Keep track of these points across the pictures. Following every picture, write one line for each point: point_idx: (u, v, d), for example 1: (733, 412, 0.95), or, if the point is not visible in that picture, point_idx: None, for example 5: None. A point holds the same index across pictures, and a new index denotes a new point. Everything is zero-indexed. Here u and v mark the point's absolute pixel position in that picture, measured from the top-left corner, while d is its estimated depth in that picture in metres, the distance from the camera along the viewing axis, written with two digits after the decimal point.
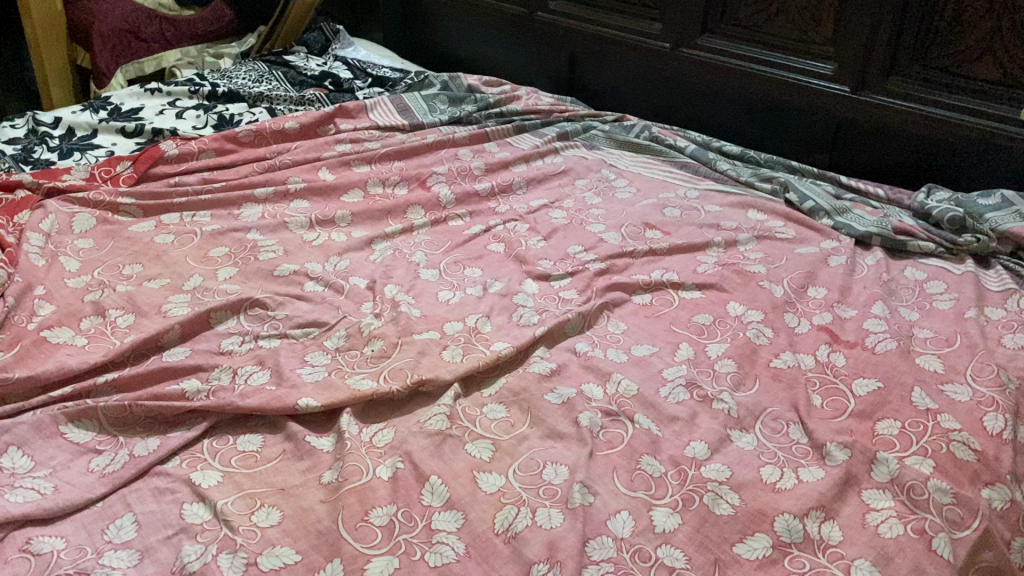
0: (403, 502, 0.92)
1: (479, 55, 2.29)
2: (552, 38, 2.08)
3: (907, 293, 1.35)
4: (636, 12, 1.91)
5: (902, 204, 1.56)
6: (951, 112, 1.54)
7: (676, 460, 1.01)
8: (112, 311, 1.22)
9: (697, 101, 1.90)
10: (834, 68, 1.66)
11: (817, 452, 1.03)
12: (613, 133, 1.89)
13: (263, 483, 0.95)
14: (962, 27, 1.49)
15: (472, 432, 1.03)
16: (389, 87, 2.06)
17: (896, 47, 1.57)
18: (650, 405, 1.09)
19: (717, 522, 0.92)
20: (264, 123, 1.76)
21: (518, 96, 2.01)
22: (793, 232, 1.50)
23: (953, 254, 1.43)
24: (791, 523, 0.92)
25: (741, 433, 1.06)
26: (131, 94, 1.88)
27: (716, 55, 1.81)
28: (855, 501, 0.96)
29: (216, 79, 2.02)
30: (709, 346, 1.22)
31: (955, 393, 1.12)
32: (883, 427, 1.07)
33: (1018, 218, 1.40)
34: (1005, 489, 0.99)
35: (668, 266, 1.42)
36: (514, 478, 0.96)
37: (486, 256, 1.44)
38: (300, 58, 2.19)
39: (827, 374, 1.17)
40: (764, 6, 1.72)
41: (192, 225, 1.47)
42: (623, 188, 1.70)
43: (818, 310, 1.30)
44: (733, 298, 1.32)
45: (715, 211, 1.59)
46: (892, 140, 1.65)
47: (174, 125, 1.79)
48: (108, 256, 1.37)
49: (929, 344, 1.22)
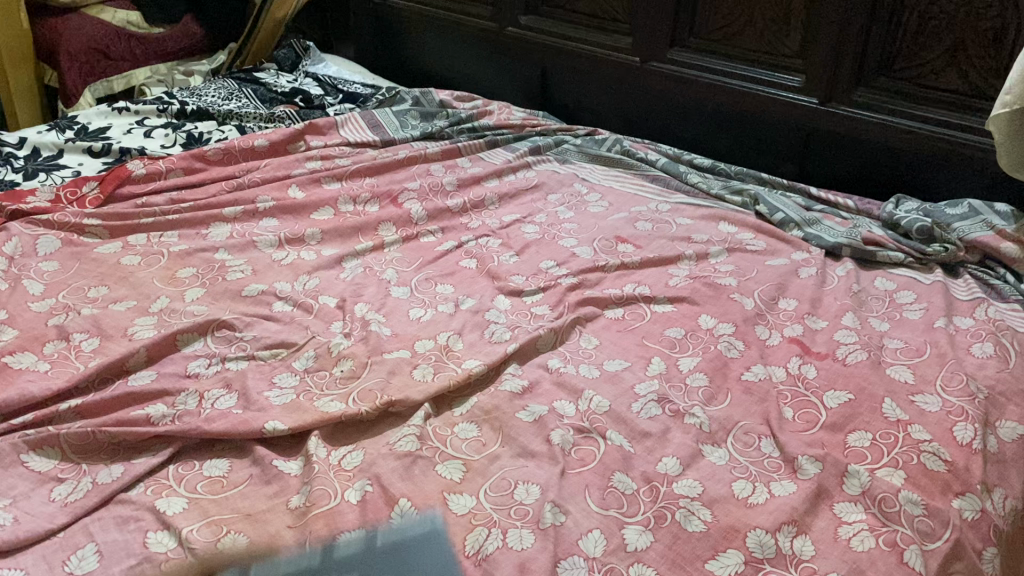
0: (371, 527, 0.91)
1: (451, 69, 2.28)
2: (523, 53, 2.08)
3: (877, 303, 1.35)
4: (606, 26, 1.92)
5: (871, 214, 1.57)
6: (917, 122, 1.55)
7: (649, 477, 1.00)
8: (76, 335, 1.20)
9: (668, 114, 1.90)
10: (802, 80, 1.67)
11: (789, 466, 1.02)
12: (585, 147, 1.89)
13: (230, 509, 0.93)
14: (925, 39, 1.50)
15: (443, 453, 1.02)
16: (360, 103, 2.06)
17: (862, 60, 1.59)
18: (622, 421, 1.09)
19: (689, 539, 0.92)
20: (232, 141, 1.74)
21: (490, 111, 2.01)
22: (764, 244, 1.51)
23: (922, 264, 1.44)
24: (763, 538, 0.92)
25: (713, 447, 1.05)
26: (98, 113, 1.86)
27: (685, 68, 1.82)
28: (827, 515, 0.96)
29: (185, 97, 2.00)
30: (681, 359, 1.22)
31: (926, 404, 1.12)
32: (855, 439, 1.07)
33: (985, 227, 1.41)
34: (975, 499, 1.00)
35: (640, 280, 1.42)
36: (485, 499, 0.95)
37: (458, 272, 1.43)
38: (271, 75, 2.17)
39: (798, 386, 1.17)
40: (732, 20, 1.74)
41: (159, 245, 1.45)
42: (596, 202, 1.70)
43: (788, 322, 1.31)
44: (704, 311, 1.32)
45: (686, 224, 1.59)
46: (859, 151, 1.66)
47: (142, 144, 1.77)
48: (74, 278, 1.35)
49: (899, 354, 1.22)
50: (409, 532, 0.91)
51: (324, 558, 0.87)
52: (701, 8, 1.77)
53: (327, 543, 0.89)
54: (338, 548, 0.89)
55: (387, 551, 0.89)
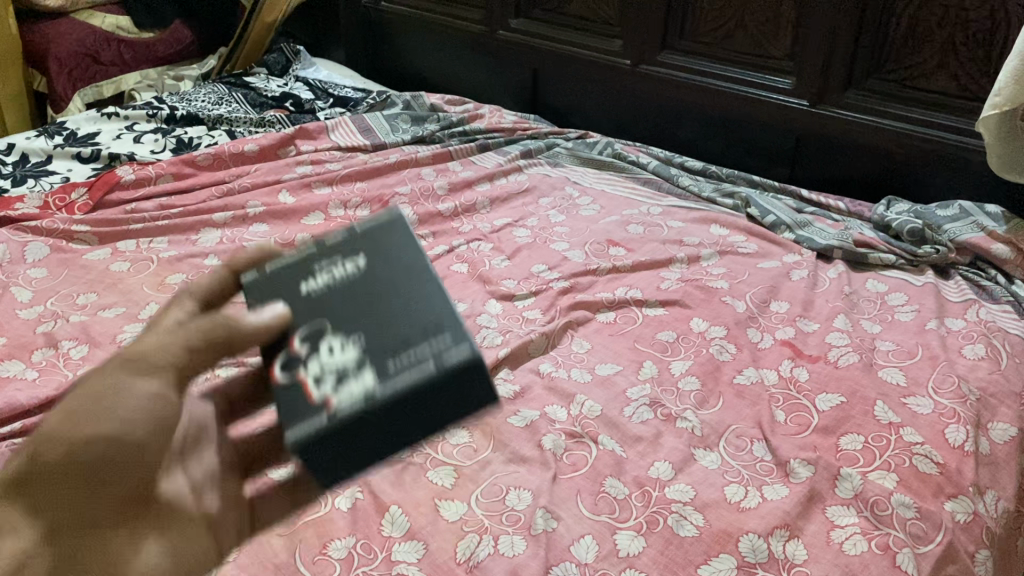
0: (362, 534, 0.91)
1: (442, 73, 2.28)
2: (514, 56, 2.08)
3: (868, 305, 1.35)
4: (596, 29, 1.92)
5: (862, 216, 1.57)
6: (908, 124, 1.55)
7: (641, 481, 1.00)
8: (65, 342, 1.19)
9: (659, 117, 1.90)
10: (793, 83, 1.67)
11: (781, 470, 1.02)
12: (577, 150, 1.88)
13: None
14: (915, 41, 1.50)
15: (435, 459, 1.01)
16: (350, 108, 2.05)
17: (853, 62, 1.59)
18: (614, 425, 1.08)
19: (681, 544, 0.91)
20: (222, 146, 1.74)
21: (481, 115, 2.01)
22: (756, 247, 1.51)
23: (913, 265, 1.44)
24: (756, 543, 0.91)
25: (705, 451, 1.05)
26: (87, 118, 1.85)
27: (676, 70, 1.82)
28: (820, 519, 0.96)
29: (175, 102, 1.99)
30: (672, 363, 1.21)
31: (918, 406, 1.12)
32: (847, 442, 1.07)
33: (976, 228, 1.41)
34: (967, 501, 1.00)
35: (632, 283, 1.42)
36: (477, 505, 0.95)
37: (449, 277, 1.43)
38: (261, 79, 2.17)
39: (790, 390, 1.16)
40: (723, 22, 1.73)
41: (148, 251, 1.44)
42: (587, 206, 1.70)
43: (780, 324, 1.30)
44: (696, 314, 1.32)
45: (678, 227, 1.59)
46: (849, 153, 1.66)
47: (131, 150, 1.76)
48: (62, 285, 1.34)
49: (891, 357, 1.22)
50: (388, 222, 0.81)
51: (314, 245, 0.78)
52: (691, 10, 1.77)
53: (316, 237, 0.79)
54: (328, 238, 0.79)
55: (370, 235, 0.79)
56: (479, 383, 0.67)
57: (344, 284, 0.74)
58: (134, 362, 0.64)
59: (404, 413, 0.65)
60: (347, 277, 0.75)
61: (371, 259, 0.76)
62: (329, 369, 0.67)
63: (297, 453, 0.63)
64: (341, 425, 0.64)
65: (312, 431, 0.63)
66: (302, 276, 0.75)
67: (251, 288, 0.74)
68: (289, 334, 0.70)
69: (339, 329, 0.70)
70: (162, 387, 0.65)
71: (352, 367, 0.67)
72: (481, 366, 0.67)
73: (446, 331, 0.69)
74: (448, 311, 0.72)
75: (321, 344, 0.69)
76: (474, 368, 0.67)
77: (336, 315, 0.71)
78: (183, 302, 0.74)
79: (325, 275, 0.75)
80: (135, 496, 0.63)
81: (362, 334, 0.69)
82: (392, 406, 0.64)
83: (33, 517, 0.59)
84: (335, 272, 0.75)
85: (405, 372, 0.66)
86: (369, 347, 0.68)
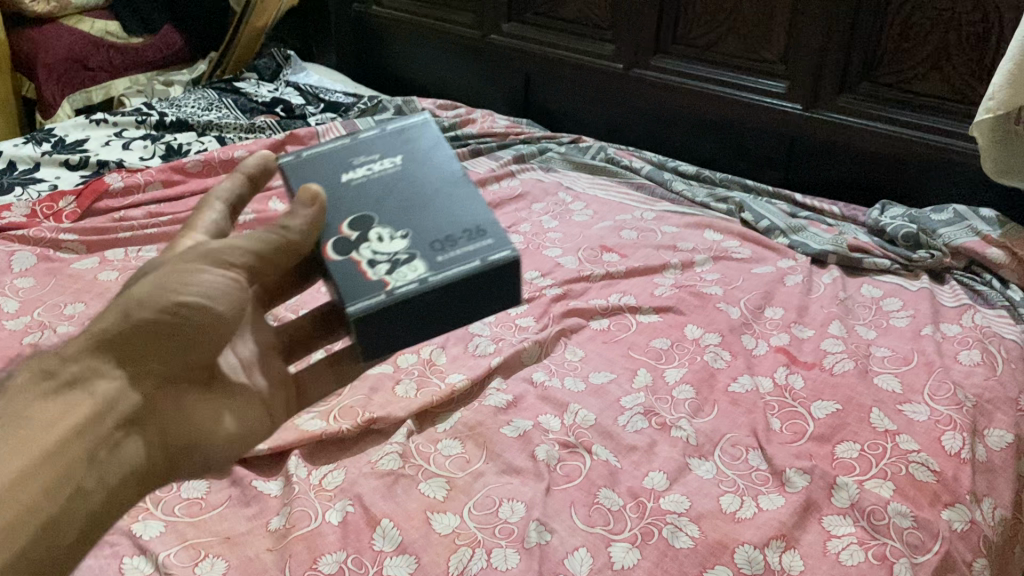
0: (353, 549, 0.89)
1: (434, 77, 2.26)
2: (506, 60, 2.07)
3: (863, 311, 1.35)
4: (589, 33, 1.91)
5: (856, 221, 1.56)
6: (903, 127, 1.55)
7: (635, 492, 0.99)
8: (52, 353, 1.17)
9: (652, 121, 1.89)
10: (786, 86, 1.67)
11: (777, 479, 1.01)
12: (569, 155, 1.87)
13: (207, 532, 0.91)
14: (909, 45, 1.50)
15: (427, 470, 1.00)
16: (341, 112, 2.04)
17: (846, 65, 1.58)
18: (608, 435, 1.07)
19: (676, 556, 0.90)
20: (212, 152, 1.72)
21: (473, 119, 1.99)
22: (750, 252, 1.50)
23: (908, 270, 1.43)
24: (752, 554, 0.90)
25: (700, 461, 1.04)
26: (75, 125, 1.83)
27: (669, 74, 1.81)
28: (816, 529, 0.95)
29: (164, 107, 1.97)
30: (667, 371, 1.20)
31: (914, 413, 1.11)
32: (843, 450, 1.06)
33: (971, 233, 1.41)
34: (964, 510, 0.99)
35: (625, 290, 1.41)
36: (469, 517, 0.93)
37: None
38: (252, 85, 2.15)
39: (786, 397, 1.15)
40: (715, 26, 1.73)
41: (137, 260, 1.42)
42: (580, 211, 1.69)
43: (775, 331, 1.29)
44: (690, 321, 1.31)
45: (672, 232, 1.58)
46: (843, 157, 1.65)
47: (120, 157, 1.75)
48: (49, 294, 1.32)
49: (886, 363, 1.21)
50: (414, 126, 0.87)
51: (352, 141, 0.85)
52: (684, 14, 1.76)
53: (354, 133, 0.86)
54: (363, 135, 0.86)
55: (399, 135, 0.86)
56: (509, 275, 0.79)
57: (384, 179, 0.81)
58: (210, 255, 0.68)
59: (446, 295, 0.76)
60: (388, 171, 0.82)
61: (405, 157, 0.84)
62: (382, 255, 0.77)
63: (357, 323, 0.73)
64: (396, 303, 0.74)
65: (371, 306, 0.73)
66: (345, 171, 0.82)
67: (297, 176, 0.82)
68: (339, 224, 0.78)
69: (387, 220, 0.79)
70: (213, 279, 0.68)
71: (403, 255, 0.77)
72: (518, 263, 0.78)
73: (482, 231, 0.79)
74: (482, 209, 0.81)
75: (371, 232, 0.78)
76: (510, 264, 0.78)
77: (383, 207, 0.79)
78: (210, 204, 0.77)
79: (366, 171, 0.82)
80: (203, 365, 0.72)
81: (406, 223, 0.78)
82: (440, 291, 0.75)
83: (118, 367, 0.67)
84: (375, 167, 0.83)
85: (449, 260, 0.76)
86: (416, 239, 0.78)
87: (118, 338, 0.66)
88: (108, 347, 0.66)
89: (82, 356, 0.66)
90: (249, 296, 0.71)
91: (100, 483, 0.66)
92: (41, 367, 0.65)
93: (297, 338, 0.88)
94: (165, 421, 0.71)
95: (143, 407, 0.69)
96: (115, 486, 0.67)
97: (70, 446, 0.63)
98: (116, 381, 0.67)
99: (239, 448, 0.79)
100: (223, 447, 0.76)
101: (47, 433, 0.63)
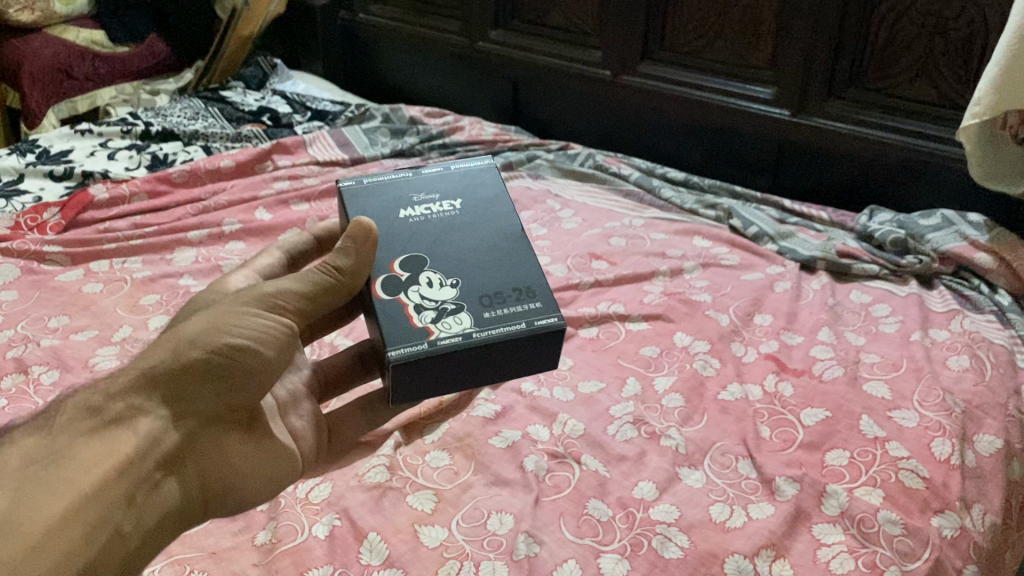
0: (340, 563, 0.89)
1: (422, 84, 2.25)
2: (493, 68, 2.06)
3: (852, 317, 1.34)
4: (576, 40, 1.91)
5: (845, 226, 1.56)
6: (890, 134, 1.55)
7: (625, 503, 0.98)
8: (35, 367, 1.16)
9: (640, 128, 1.89)
10: (774, 92, 1.67)
11: (767, 487, 1.01)
12: (558, 162, 1.87)
13: (193, 548, 0.90)
14: (896, 50, 1.50)
15: (414, 483, 0.99)
16: (329, 121, 2.03)
17: (833, 71, 1.59)
18: (597, 445, 1.06)
19: (666, 567, 0.90)
20: (198, 163, 1.71)
21: (461, 126, 1.99)
22: (739, 259, 1.50)
23: (897, 275, 1.43)
24: (742, 564, 0.90)
25: (690, 470, 1.03)
26: (60, 136, 1.82)
27: (656, 81, 1.81)
28: (806, 538, 0.94)
29: (150, 117, 1.96)
30: (656, 379, 1.20)
31: (903, 419, 1.11)
32: (833, 458, 1.06)
33: (958, 237, 1.41)
34: (954, 517, 0.99)
35: (614, 297, 1.40)
36: (457, 530, 0.93)
37: None
38: (238, 93, 2.13)
39: (775, 405, 1.15)
40: (702, 32, 1.73)
41: (122, 272, 1.41)
42: (569, 219, 1.68)
43: (764, 338, 1.29)
44: (679, 329, 1.31)
45: (660, 239, 1.58)
46: (830, 163, 1.66)
47: (106, 167, 1.74)
48: (33, 307, 1.31)
49: (876, 369, 1.21)
50: (479, 173, 0.88)
51: (415, 180, 0.87)
52: (671, 20, 1.76)
53: (418, 172, 0.88)
54: (426, 174, 0.88)
55: (463, 180, 0.87)
56: (552, 343, 0.80)
57: (441, 221, 0.83)
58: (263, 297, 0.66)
59: (484, 353, 0.77)
60: (444, 215, 0.84)
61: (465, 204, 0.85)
62: (429, 300, 0.78)
63: (396, 369, 0.74)
64: (438, 354, 0.75)
65: (413, 354, 0.74)
66: (404, 211, 0.83)
67: (360, 206, 0.83)
68: (392, 259, 0.79)
69: (439, 265, 0.80)
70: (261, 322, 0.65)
71: (450, 305, 0.78)
72: (560, 330, 0.79)
73: (531, 293, 0.80)
74: (532, 268, 0.82)
75: (422, 276, 0.79)
76: (552, 333, 0.79)
77: (436, 253, 0.80)
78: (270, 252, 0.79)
79: (426, 210, 0.83)
80: (247, 408, 0.67)
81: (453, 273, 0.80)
82: (479, 349, 0.76)
83: (163, 405, 0.62)
84: (434, 209, 0.84)
85: (495, 319, 0.77)
86: (465, 290, 0.79)
87: (166, 375, 0.62)
88: (156, 382, 0.61)
89: (129, 393, 0.60)
90: (299, 343, 0.69)
91: (138, 526, 0.60)
92: (84, 402, 0.59)
93: (332, 378, 0.85)
94: (207, 464, 0.66)
95: (186, 447, 0.63)
96: (153, 530, 0.61)
97: (112, 486, 0.58)
98: (159, 419, 0.61)
99: (271, 486, 0.72)
100: (261, 490, 0.71)
101: (88, 473, 0.57)
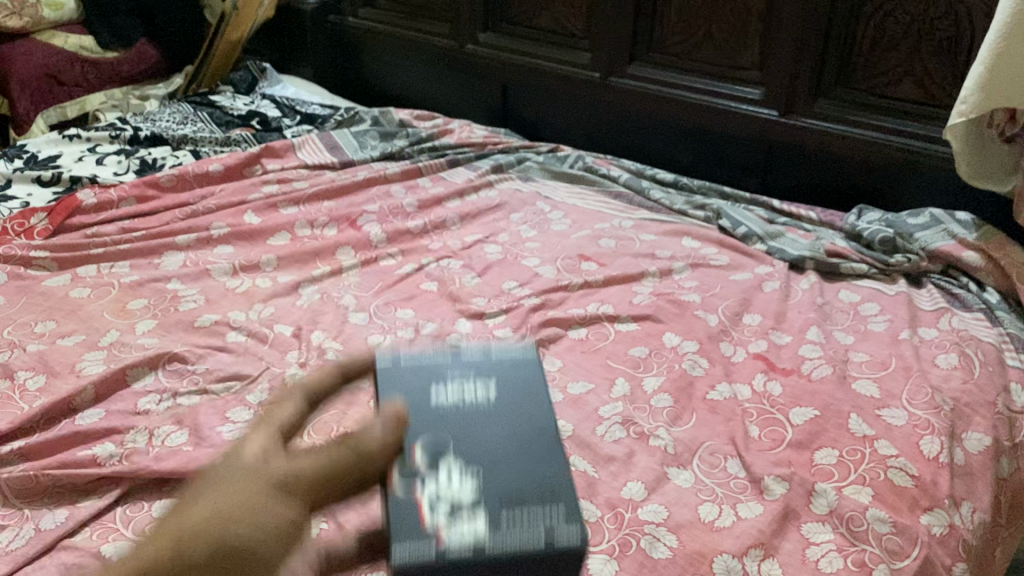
0: None
1: (411, 88, 2.25)
2: (482, 72, 2.06)
3: (842, 316, 1.34)
4: (565, 42, 1.91)
5: (834, 226, 1.56)
6: (877, 134, 1.55)
7: (613, 503, 0.98)
8: (21, 373, 1.16)
9: (629, 130, 1.89)
10: (762, 93, 1.67)
11: (756, 486, 1.00)
12: (547, 164, 1.87)
13: None
14: (883, 49, 1.51)
15: None
16: (318, 124, 2.03)
17: (821, 71, 1.59)
18: (586, 446, 1.06)
19: (655, 566, 0.89)
20: (186, 167, 1.70)
21: (451, 129, 1.99)
22: (728, 259, 1.50)
23: (885, 274, 1.43)
24: (730, 563, 0.90)
25: (679, 469, 1.03)
26: (48, 141, 1.82)
27: (645, 82, 1.81)
28: (795, 537, 0.94)
29: (139, 122, 1.96)
30: (645, 380, 1.19)
31: (892, 418, 1.11)
32: (822, 456, 1.06)
33: (946, 236, 1.42)
34: (943, 514, 0.99)
35: (604, 298, 1.40)
36: None
37: (419, 296, 1.40)
38: (227, 98, 2.13)
39: (764, 404, 1.15)
40: (691, 34, 1.73)
41: (109, 276, 1.41)
42: (559, 220, 1.68)
43: (753, 337, 1.29)
44: (668, 329, 1.31)
45: (650, 240, 1.58)
46: (818, 163, 1.66)
47: (94, 172, 1.73)
48: (19, 313, 1.30)
49: (865, 368, 1.21)
50: (518, 357, 0.74)
51: (454, 358, 0.73)
52: (660, 21, 1.76)
53: (457, 350, 0.74)
54: (465, 353, 0.75)
55: (502, 362, 0.73)
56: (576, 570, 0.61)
57: (476, 408, 0.68)
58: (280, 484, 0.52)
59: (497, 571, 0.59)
60: (478, 403, 0.69)
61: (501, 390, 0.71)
62: (444, 497, 0.61)
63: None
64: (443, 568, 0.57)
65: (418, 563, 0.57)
66: (435, 389, 0.69)
67: (388, 381, 0.69)
68: (411, 439, 0.64)
69: (462, 457, 0.64)
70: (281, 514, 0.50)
71: (467, 505, 0.61)
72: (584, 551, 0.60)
73: (558, 498, 0.62)
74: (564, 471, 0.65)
75: (442, 470, 0.62)
76: (580, 557, 0.60)
77: (460, 440, 0.65)
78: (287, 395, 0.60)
79: (459, 394, 0.69)
80: None
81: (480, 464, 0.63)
82: (495, 565, 0.58)
83: None
84: (467, 395, 0.69)
85: (516, 523, 0.60)
86: (488, 488, 0.62)
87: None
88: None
89: None
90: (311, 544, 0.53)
91: None
92: None
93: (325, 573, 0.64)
94: None
95: None
96: None
97: None
98: None
99: None
100: None
101: None
